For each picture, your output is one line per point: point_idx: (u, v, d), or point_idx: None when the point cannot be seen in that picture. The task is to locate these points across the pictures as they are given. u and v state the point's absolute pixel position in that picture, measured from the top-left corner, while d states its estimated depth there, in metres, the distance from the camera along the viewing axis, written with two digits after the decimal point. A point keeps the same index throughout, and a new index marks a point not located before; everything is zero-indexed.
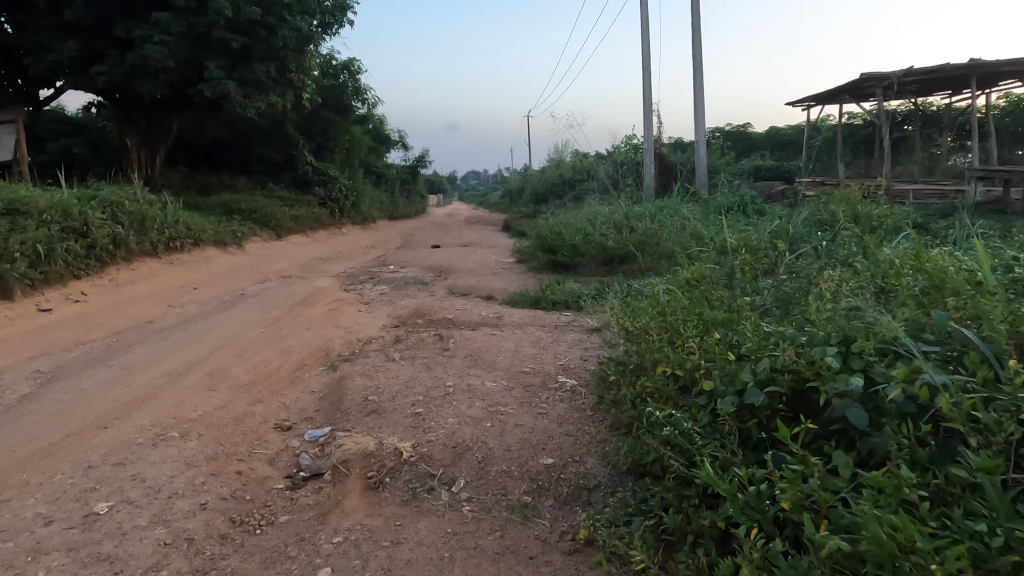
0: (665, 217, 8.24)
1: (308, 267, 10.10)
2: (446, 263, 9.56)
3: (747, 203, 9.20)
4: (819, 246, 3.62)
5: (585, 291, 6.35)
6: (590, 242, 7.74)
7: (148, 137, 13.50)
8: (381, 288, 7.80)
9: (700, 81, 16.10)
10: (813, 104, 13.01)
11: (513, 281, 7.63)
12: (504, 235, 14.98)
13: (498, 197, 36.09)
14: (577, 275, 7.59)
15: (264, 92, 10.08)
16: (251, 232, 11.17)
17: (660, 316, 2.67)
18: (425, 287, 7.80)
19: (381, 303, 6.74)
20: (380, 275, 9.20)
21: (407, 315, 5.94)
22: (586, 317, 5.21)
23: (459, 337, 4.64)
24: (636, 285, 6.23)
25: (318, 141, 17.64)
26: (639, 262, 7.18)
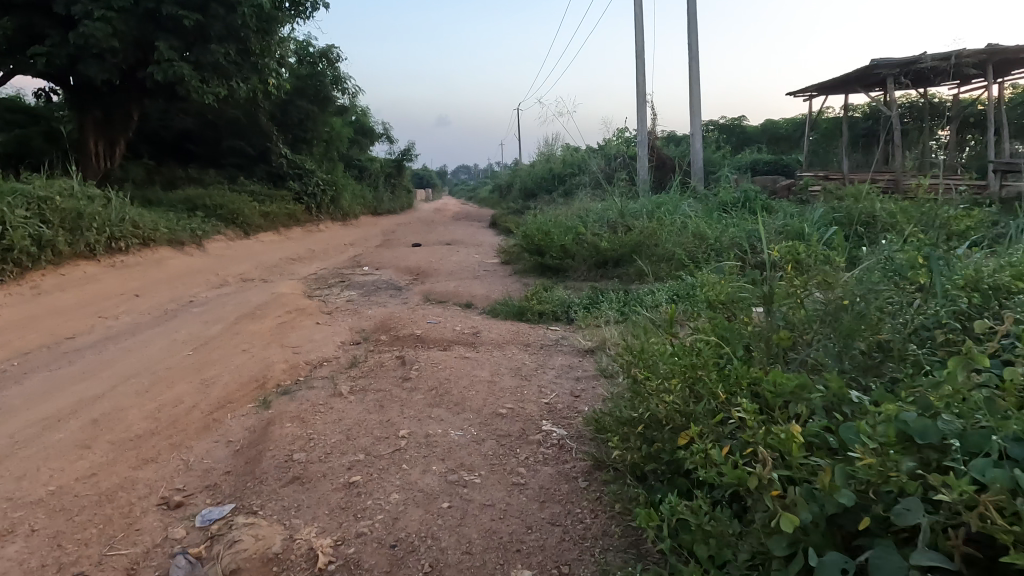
0: (663, 214, 7.51)
1: (274, 268, 9.26)
2: (425, 265, 8.77)
3: (752, 199, 8.47)
4: (875, 257, 2.81)
5: (576, 299, 5.60)
6: (582, 242, 6.99)
7: (107, 127, 12.56)
8: (350, 295, 7.01)
9: (695, 69, 15.35)
10: (815, 93, 12.34)
11: (496, 286, 6.87)
12: (491, 233, 14.18)
13: (487, 193, 35.25)
14: (567, 279, 6.85)
15: (225, 77, 9.22)
16: (214, 231, 10.31)
17: (678, 359, 1.96)
18: (398, 293, 7.01)
19: (345, 313, 5.95)
20: (352, 278, 8.40)
21: (370, 329, 5.15)
22: (577, 334, 4.46)
23: (425, 362, 3.87)
24: (634, 293, 5.48)
25: (294, 133, 16.73)
26: (636, 266, 6.45)
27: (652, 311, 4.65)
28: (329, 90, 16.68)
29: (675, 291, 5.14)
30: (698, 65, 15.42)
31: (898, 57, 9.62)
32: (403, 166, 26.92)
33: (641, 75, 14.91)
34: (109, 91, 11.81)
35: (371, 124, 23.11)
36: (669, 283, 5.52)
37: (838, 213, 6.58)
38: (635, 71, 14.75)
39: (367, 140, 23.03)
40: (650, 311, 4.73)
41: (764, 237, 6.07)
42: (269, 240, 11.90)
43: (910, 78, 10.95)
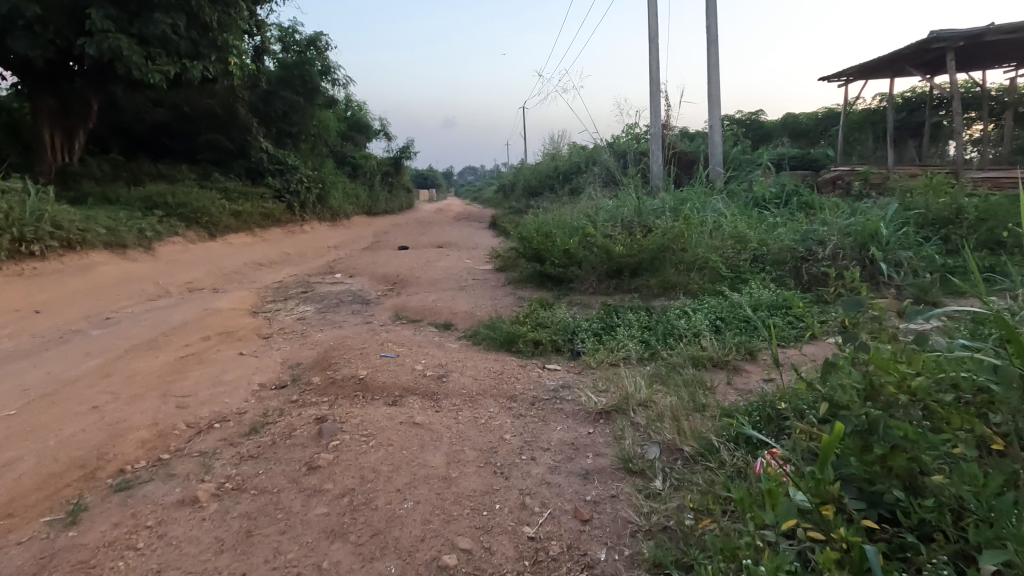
0: (692, 213, 6.13)
1: (232, 276, 8.01)
2: (405, 272, 7.44)
3: (794, 195, 7.08)
4: None
5: (583, 320, 4.26)
6: (590, 247, 5.63)
7: (64, 117, 11.45)
8: (305, 310, 5.68)
9: (714, 55, 13.95)
10: (855, 76, 10.96)
11: (483, 301, 5.53)
12: (488, 234, 12.85)
13: (492, 194, 33.86)
14: (572, 292, 5.51)
15: (176, 54, 7.98)
16: (170, 233, 9.08)
17: None
18: (363, 309, 5.67)
19: (286, 339, 4.63)
20: (317, 288, 7.11)
21: (305, 365, 3.82)
22: (589, 380, 3.10)
23: (353, 431, 2.55)
24: (660, 317, 4.15)
25: (278, 126, 15.51)
26: (658, 278, 5.10)
27: (690, 347, 3.32)
28: (318, 81, 15.48)
29: (720, 316, 3.79)
30: (717, 51, 14.03)
31: (961, 30, 8.23)
32: (400, 164, 25.58)
33: (655, 61, 13.51)
34: (67, 79, 10.74)
35: (366, 119, 21.93)
36: (708, 302, 4.20)
37: (916, 212, 5.20)
38: (649, 55, 13.37)
39: (362, 136, 21.78)
40: (688, 344, 3.40)
41: (828, 241, 4.71)
42: (239, 242, 10.64)
43: (969, 58, 9.53)
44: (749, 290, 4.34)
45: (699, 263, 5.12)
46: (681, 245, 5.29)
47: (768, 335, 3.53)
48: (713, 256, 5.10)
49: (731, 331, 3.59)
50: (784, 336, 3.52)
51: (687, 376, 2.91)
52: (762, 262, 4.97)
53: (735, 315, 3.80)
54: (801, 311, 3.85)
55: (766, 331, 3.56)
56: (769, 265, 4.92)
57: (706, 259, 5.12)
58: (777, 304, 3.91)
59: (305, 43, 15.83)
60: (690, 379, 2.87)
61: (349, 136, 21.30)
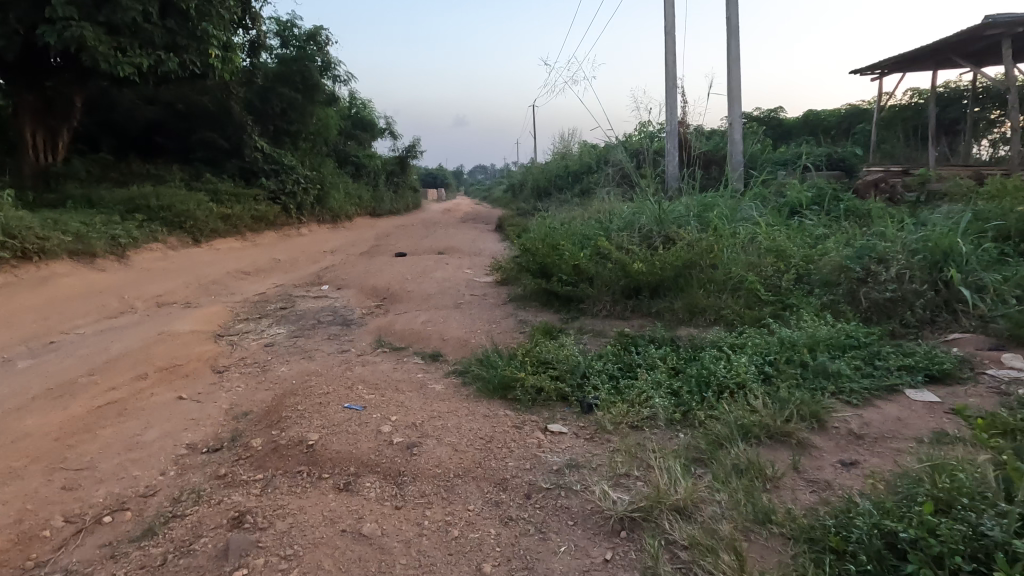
0: (721, 222, 5.33)
1: (211, 286, 7.36)
2: (397, 285, 6.70)
3: (832, 200, 6.28)
4: None
5: (597, 358, 3.50)
6: (604, 261, 4.87)
7: (47, 115, 10.88)
8: (276, 333, 4.97)
9: (735, 48, 13.07)
10: (892, 68, 10.11)
11: (479, 325, 4.78)
12: (493, 239, 12.12)
13: (500, 193, 33.16)
14: (582, 314, 4.76)
15: (150, 45, 7.32)
16: (148, 238, 8.44)
17: None
18: (342, 331, 4.94)
19: (242, 375, 3.91)
20: (299, 302, 6.43)
21: (252, 417, 3.08)
22: (605, 459, 2.34)
23: (273, 550, 1.83)
24: (690, 357, 3.38)
25: (276, 124, 14.87)
26: (684, 301, 4.33)
27: (736, 410, 2.55)
28: (317, 77, 14.87)
29: (769, 358, 3.01)
30: (738, 44, 13.16)
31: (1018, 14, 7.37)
32: (406, 164, 24.86)
33: (671, 54, 12.68)
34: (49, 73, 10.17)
35: (370, 116, 21.31)
36: (749, 336, 3.44)
37: (990, 223, 4.39)
38: (665, 49, 12.54)
39: (365, 134, 21.13)
40: (732, 403, 2.63)
41: (891, 258, 3.91)
42: (226, 247, 9.99)
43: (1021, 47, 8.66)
44: (799, 322, 3.56)
45: (732, 284, 4.35)
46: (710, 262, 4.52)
47: (835, 389, 2.73)
48: (749, 276, 4.32)
49: (785, 379, 2.81)
50: (855, 390, 2.74)
51: (736, 460, 2.14)
52: (808, 284, 4.19)
53: (787, 356, 3.01)
54: (869, 353, 3.07)
55: (831, 383, 2.78)
56: (818, 287, 4.13)
57: (741, 280, 4.34)
58: (840, 343, 3.12)
59: (305, 38, 15.23)
60: (742, 464, 2.10)
61: (352, 134, 20.63)
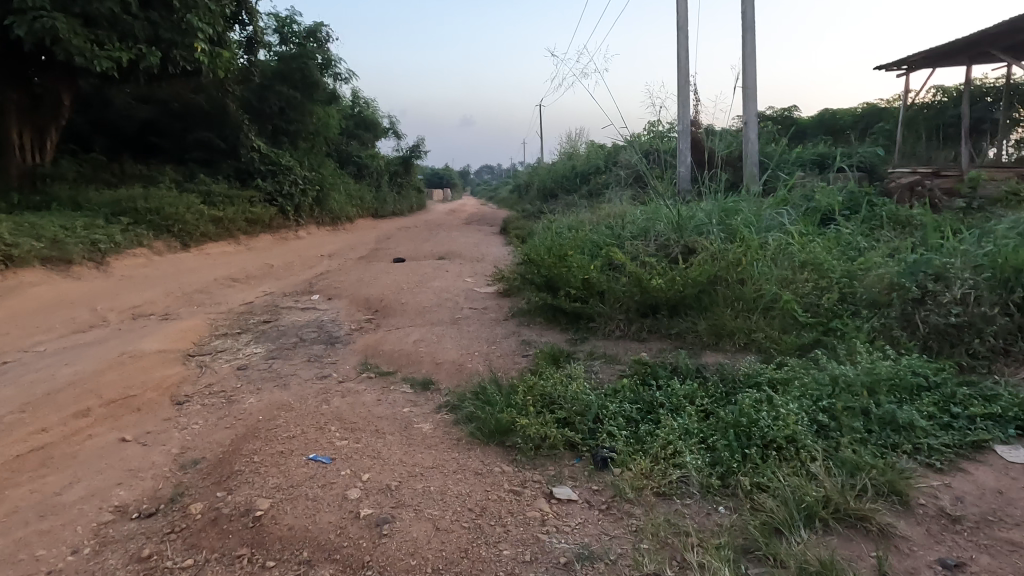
0: (747, 229, 4.80)
1: (194, 296, 6.90)
2: (391, 296, 6.20)
3: (865, 205, 5.73)
4: None
5: (611, 395, 2.99)
6: (617, 276, 4.37)
7: (34, 114, 10.49)
8: (252, 353, 4.47)
9: (751, 43, 12.51)
10: (921, 63, 9.53)
11: (477, 346, 4.27)
12: (497, 243, 11.63)
13: (507, 194, 32.69)
14: (592, 334, 4.26)
15: (130, 38, 6.88)
16: (132, 243, 8.01)
17: None
18: (324, 351, 4.45)
19: (203, 407, 3.41)
20: (286, 314, 5.96)
21: (201, 468, 2.61)
22: (628, 549, 1.84)
23: None
24: (721, 396, 2.88)
25: (275, 123, 14.44)
26: (710, 322, 3.82)
27: (790, 478, 2.04)
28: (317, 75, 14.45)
29: (821, 402, 2.51)
30: (753, 39, 12.60)
31: None
32: (410, 164, 24.40)
33: (684, 51, 12.14)
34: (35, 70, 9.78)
35: (373, 116, 20.88)
36: (792, 371, 2.93)
37: None
38: (677, 44, 12.00)
39: (368, 134, 20.70)
40: (784, 467, 2.13)
41: (953, 275, 3.38)
42: (218, 252, 9.55)
43: None
44: (849, 353, 3.04)
45: (764, 303, 3.83)
46: (738, 277, 4.00)
47: (909, 448, 2.22)
48: (783, 293, 3.80)
49: (846, 432, 2.30)
50: (935, 448, 2.23)
51: (802, 560, 1.68)
52: (852, 303, 3.66)
53: (843, 398, 2.49)
54: (942, 395, 2.55)
55: (900, 437, 2.27)
56: (864, 308, 3.61)
57: (775, 298, 3.82)
58: (906, 384, 2.59)
59: (305, 35, 14.83)
60: (811, 568, 1.65)
61: (354, 134, 20.19)
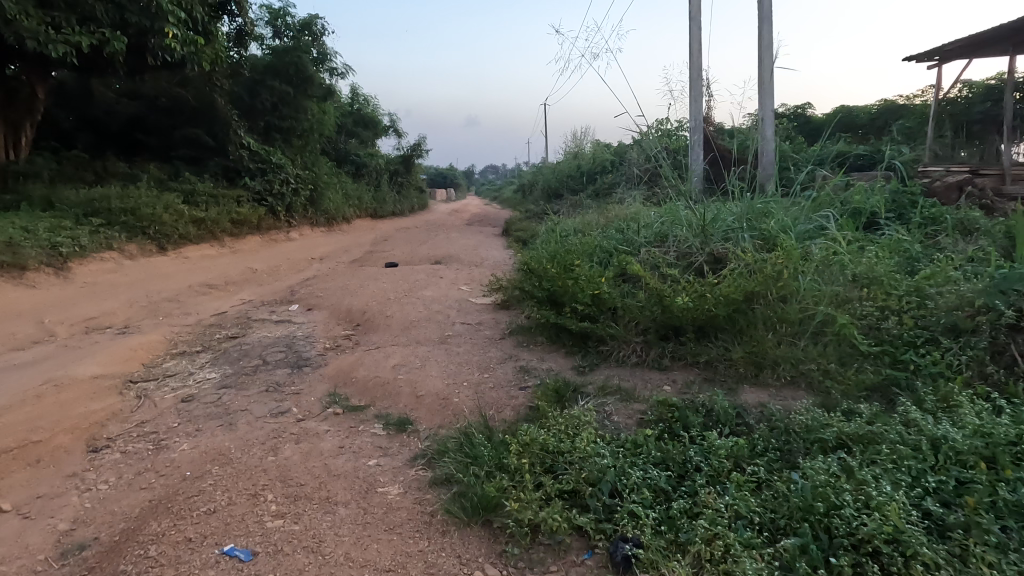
0: (783, 234, 4.10)
1: (161, 305, 6.29)
2: (375, 307, 5.55)
3: (913, 207, 5.03)
4: None
5: (632, 452, 2.34)
6: (633, 293, 3.71)
7: (7, 107, 9.91)
8: (204, 379, 3.82)
9: (767, 34, 11.81)
10: (958, 51, 8.79)
11: (467, 373, 3.60)
12: (498, 246, 10.96)
13: (511, 193, 32.05)
14: (603, 360, 3.59)
15: (93, 23, 6.29)
16: (100, 246, 7.40)
17: None
18: (288, 377, 3.80)
19: (122, 457, 2.76)
20: (256, 328, 5.32)
21: (84, 558, 1.97)
22: None
23: None
24: (776, 461, 2.22)
25: (267, 120, 13.83)
26: (746, 351, 3.16)
27: None
28: (312, 69, 13.82)
29: (926, 482, 1.84)
30: (770, 30, 11.90)
31: None
32: (411, 163, 23.76)
33: (696, 43, 11.47)
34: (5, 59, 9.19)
35: (373, 114, 20.26)
36: (869, 425, 2.26)
37: None
38: (689, 35, 11.33)
39: (367, 132, 20.10)
40: None
41: None
42: (198, 255, 8.94)
43: None
44: (938, 400, 2.39)
45: (813, 326, 3.17)
46: (780, 293, 3.33)
47: None
48: (837, 315, 3.13)
49: (974, 533, 1.64)
50: None
51: None
52: (924, 327, 2.99)
53: (957, 476, 1.84)
54: None
55: None
56: (941, 335, 2.94)
57: (827, 321, 3.15)
58: None
59: (299, 28, 14.24)
60: None
61: (353, 132, 19.58)
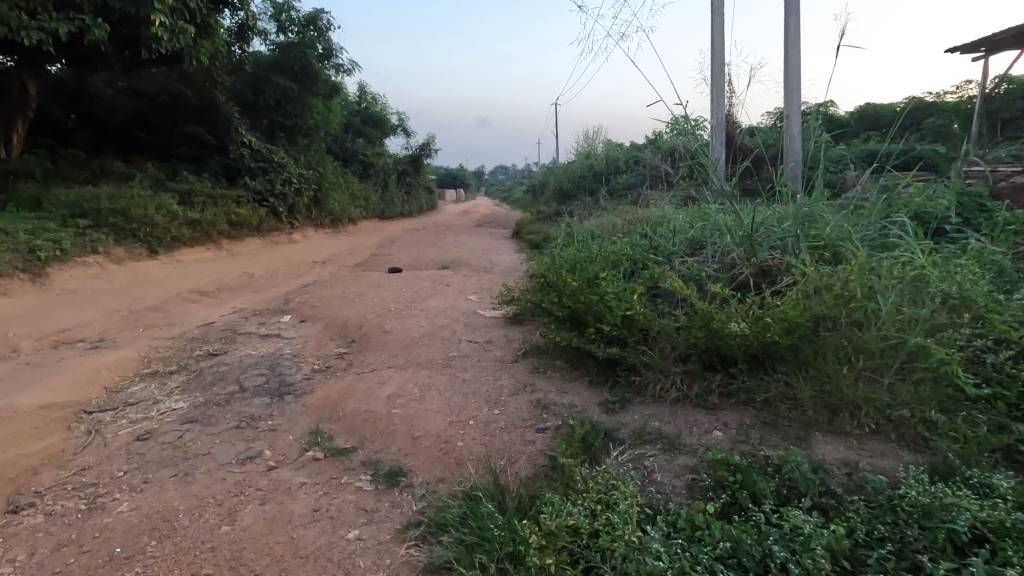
0: (847, 244, 3.47)
1: (143, 315, 5.80)
2: (373, 321, 5.00)
3: (986, 209, 4.37)
4: None
5: (691, 539, 1.81)
6: (670, 314, 3.14)
7: None
8: (169, 411, 3.28)
9: (793, 26, 11.15)
10: (1007, 40, 8.10)
11: (474, 409, 3.04)
12: (509, 249, 10.43)
13: (522, 193, 31.55)
14: (636, 393, 3.01)
15: (73, 12, 5.85)
16: (84, 250, 6.96)
17: None
18: (264, 410, 3.25)
19: (44, 522, 2.23)
20: (241, 343, 4.81)
21: None
22: None
23: None
24: (885, 563, 1.69)
25: (271, 117, 13.38)
26: (815, 391, 2.58)
27: None
28: (317, 65, 13.37)
29: None
30: (797, 22, 11.24)
31: None
32: (420, 163, 23.27)
33: (718, 36, 10.85)
34: None
35: (380, 112, 19.82)
36: (1015, 513, 1.72)
37: None
38: (711, 28, 10.71)
39: (374, 131, 19.68)
40: None
41: None
42: (192, 258, 8.48)
43: None
44: None
45: (899, 360, 2.59)
46: (853, 318, 2.74)
47: None
48: (930, 346, 2.55)
49: None
50: None
51: None
52: None
53: None
54: None
55: None
56: None
57: (918, 353, 2.54)
58: None
59: (304, 23, 13.80)
60: None
61: (360, 131, 19.12)
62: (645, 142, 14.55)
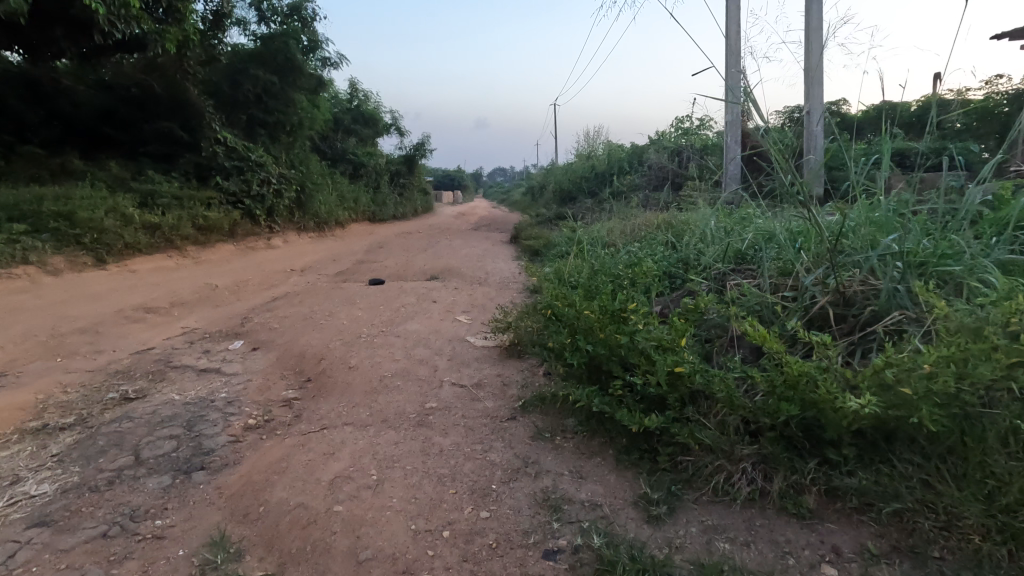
0: (967, 263, 2.55)
1: (65, 341, 4.85)
2: (337, 353, 4.04)
3: None
4: None
5: None
6: (733, 368, 2.21)
7: None
8: (20, 501, 2.33)
9: (815, 14, 10.23)
10: None
11: (451, 509, 2.08)
12: (505, 256, 9.52)
13: (521, 196, 30.63)
14: (688, 483, 2.09)
15: None
16: (10, 260, 6.08)
17: None
18: (154, 501, 2.30)
19: None
20: (168, 380, 3.86)
21: None
22: None
23: None
24: None
25: (250, 113, 12.42)
26: (983, 502, 1.66)
27: None
28: (301, 58, 12.44)
29: None
30: (819, 11, 10.33)
31: None
32: (414, 164, 22.31)
33: (734, 26, 9.96)
34: None
35: (371, 111, 18.91)
36: None
37: None
38: (725, 18, 9.83)
39: (366, 130, 18.76)
40: None
41: None
42: (148, 267, 7.54)
43: None
44: None
45: None
46: None
47: None
48: None
49: None
50: None
51: None
52: None
53: None
54: None
55: None
56: None
57: None
58: None
59: (287, 12, 12.94)
60: None
61: (351, 130, 18.19)
62: (652, 141, 13.65)
